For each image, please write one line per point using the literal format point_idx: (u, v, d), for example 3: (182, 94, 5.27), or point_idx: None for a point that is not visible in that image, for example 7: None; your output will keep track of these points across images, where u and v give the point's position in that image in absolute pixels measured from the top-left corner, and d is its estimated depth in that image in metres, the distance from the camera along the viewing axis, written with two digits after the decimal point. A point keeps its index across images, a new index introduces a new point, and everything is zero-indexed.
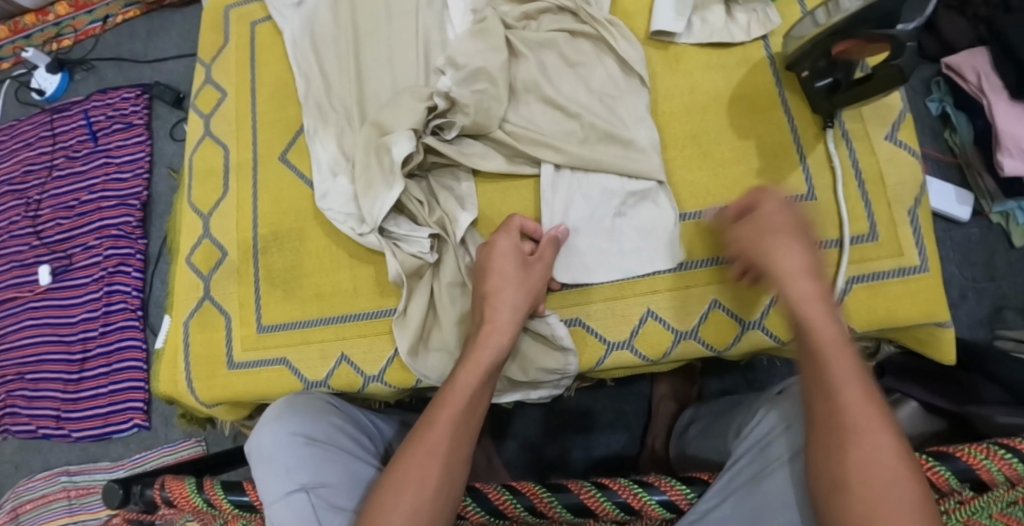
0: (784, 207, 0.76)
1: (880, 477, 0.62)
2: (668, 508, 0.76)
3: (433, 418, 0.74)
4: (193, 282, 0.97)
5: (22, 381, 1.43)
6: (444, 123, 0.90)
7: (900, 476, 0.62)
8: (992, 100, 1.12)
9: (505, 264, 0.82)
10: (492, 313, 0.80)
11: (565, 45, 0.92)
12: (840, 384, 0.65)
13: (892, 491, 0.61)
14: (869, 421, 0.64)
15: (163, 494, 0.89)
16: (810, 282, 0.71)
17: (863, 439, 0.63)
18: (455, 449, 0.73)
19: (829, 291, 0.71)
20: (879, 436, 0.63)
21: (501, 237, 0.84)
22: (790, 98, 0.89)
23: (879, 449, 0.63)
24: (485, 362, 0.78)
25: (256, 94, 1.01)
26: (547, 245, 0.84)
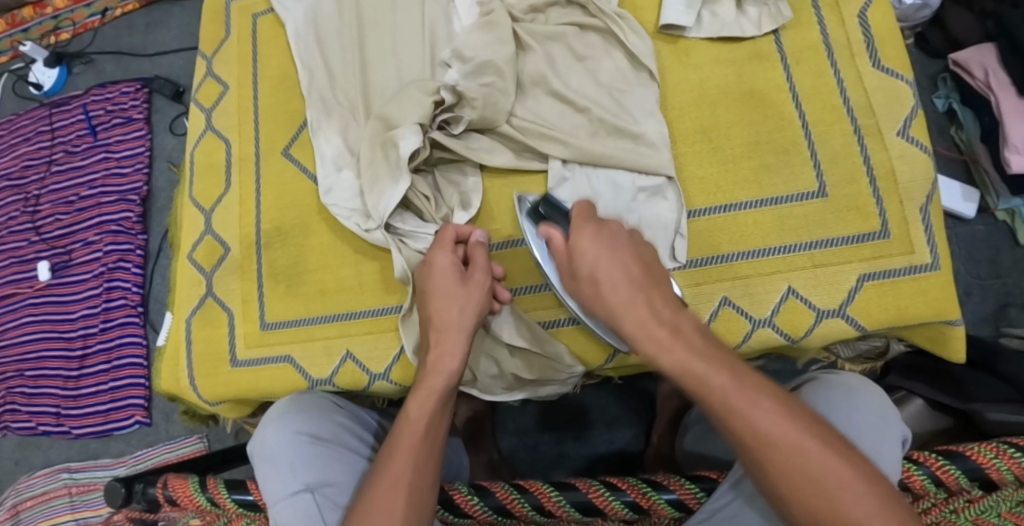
0: (587, 242, 0.70)
1: (817, 481, 0.58)
2: (677, 508, 0.75)
3: (390, 453, 0.71)
4: (195, 279, 0.96)
5: (22, 378, 1.42)
6: (451, 118, 0.89)
7: (828, 461, 0.59)
8: (999, 96, 1.11)
9: (443, 282, 0.78)
10: (439, 336, 0.76)
11: (574, 38, 0.91)
12: (733, 412, 0.61)
13: (829, 478, 0.58)
14: (780, 422, 0.60)
15: (165, 493, 0.88)
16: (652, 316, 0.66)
17: (782, 449, 0.59)
18: (418, 477, 0.69)
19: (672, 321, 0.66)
20: (791, 439, 0.60)
21: (438, 255, 0.80)
22: (800, 90, 0.88)
23: (797, 450, 0.59)
24: (438, 386, 0.74)
25: (258, 86, 1.00)
26: (477, 250, 0.81)
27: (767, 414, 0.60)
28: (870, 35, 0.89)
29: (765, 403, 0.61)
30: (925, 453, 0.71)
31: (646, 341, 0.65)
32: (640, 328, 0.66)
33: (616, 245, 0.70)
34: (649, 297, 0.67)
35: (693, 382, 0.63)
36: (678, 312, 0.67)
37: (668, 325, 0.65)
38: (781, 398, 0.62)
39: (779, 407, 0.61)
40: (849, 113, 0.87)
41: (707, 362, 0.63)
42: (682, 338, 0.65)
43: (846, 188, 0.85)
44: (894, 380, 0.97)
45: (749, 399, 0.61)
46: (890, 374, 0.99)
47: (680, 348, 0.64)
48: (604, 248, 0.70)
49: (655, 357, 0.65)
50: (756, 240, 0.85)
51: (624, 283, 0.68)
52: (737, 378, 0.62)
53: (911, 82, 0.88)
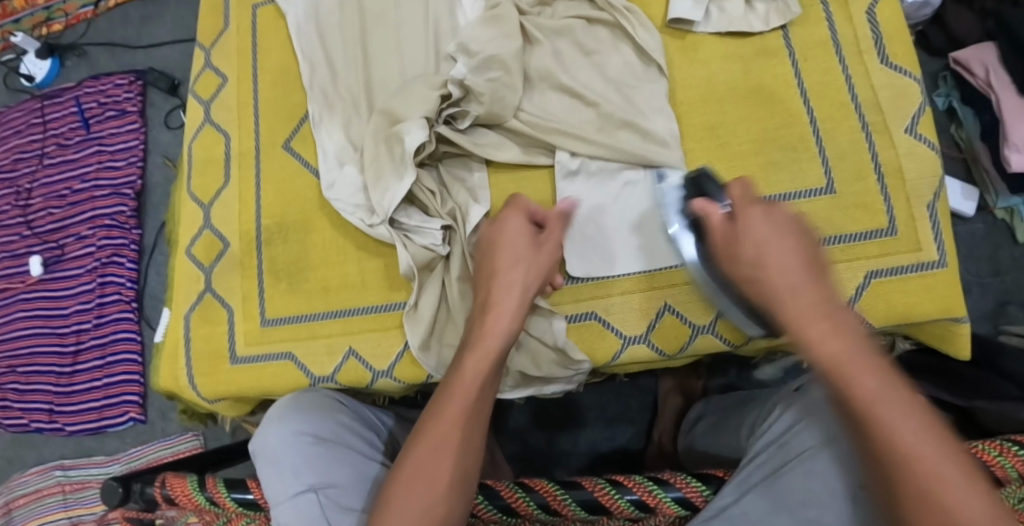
0: (759, 228, 0.66)
1: (948, 508, 0.54)
2: (682, 505, 0.75)
3: (439, 413, 0.69)
4: (193, 274, 0.94)
5: (14, 374, 1.40)
6: (458, 113, 0.88)
7: (968, 493, 0.55)
8: (1000, 95, 1.11)
9: (516, 241, 0.77)
10: (500, 294, 0.75)
11: (581, 32, 0.90)
12: (876, 410, 0.57)
13: (966, 513, 0.54)
14: (921, 437, 0.56)
15: (163, 492, 0.87)
16: (817, 304, 0.62)
17: (917, 464, 0.56)
18: (465, 442, 0.68)
19: (842, 314, 0.62)
20: (932, 456, 0.56)
21: (511, 214, 0.79)
22: (808, 87, 0.88)
23: (932, 469, 0.55)
24: (494, 345, 0.72)
25: (259, 79, 0.98)
26: (556, 221, 0.80)
27: (913, 426, 0.57)
28: (878, 31, 0.89)
29: (913, 415, 0.57)
30: None
31: (795, 325, 0.62)
32: (794, 316, 0.62)
33: (781, 227, 0.66)
34: (811, 285, 0.63)
35: (840, 374, 0.59)
36: (838, 306, 0.63)
37: (832, 317, 0.61)
38: (931, 418, 0.58)
39: (927, 424, 0.57)
40: (856, 109, 0.86)
41: (863, 360, 0.59)
42: (837, 327, 0.61)
43: (853, 185, 0.85)
44: None
45: (900, 403, 0.58)
46: None
47: (838, 345, 0.60)
48: (777, 237, 0.66)
49: (802, 338, 0.61)
50: None
51: (785, 266, 0.64)
52: (891, 383, 0.59)
53: (918, 79, 0.87)
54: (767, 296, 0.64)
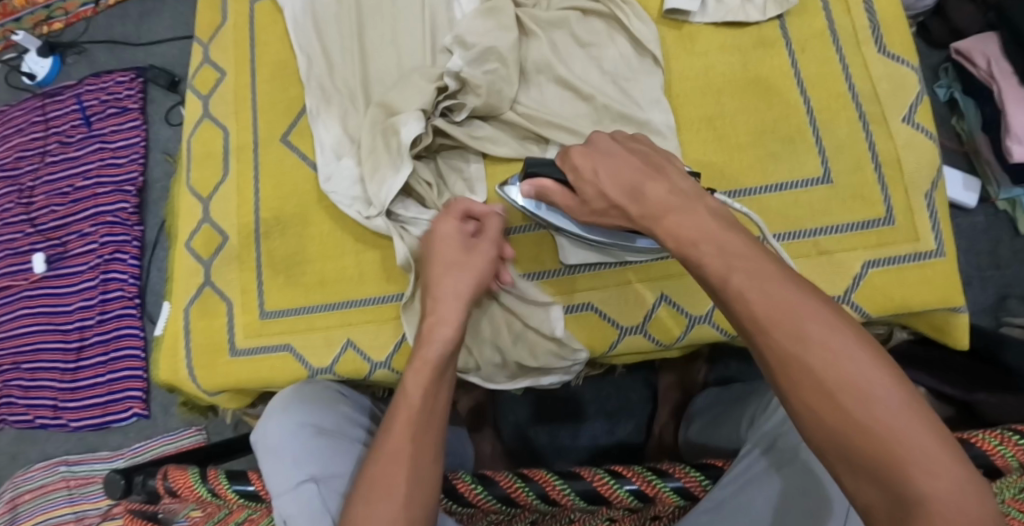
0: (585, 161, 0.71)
1: (808, 350, 0.55)
2: (682, 494, 0.76)
3: (388, 431, 0.68)
4: (192, 268, 0.95)
5: (18, 371, 1.40)
6: (454, 105, 0.88)
7: (845, 353, 0.54)
8: (1002, 86, 1.11)
9: (446, 249, 0.77)
10: (435, 305, 0.74)
11: (577, 24, 0.90)
12: (737, 296, 0.58)
13: (813, 347, 0.55)
14: (787, 311, 0.56)
15: (166, 484, 0.87)
16: (663, 194, 0.66)
17: (784, 341, 0.55)
18: (418, 454, 0.67)
19: (677, 198, 0.65)
20: (784, 299, 0.56)
21: (444, 220, 0.78)
22: (806, 77, 0.87)
23: (800, 341, 0.55)
24: (432, 356, 0.71)
25: (256, 73, 0.99)
26: (492, 221, 0.79)
27: (775, 300, 0.56)
28: (876, 21, 0.89)
29: (776, 287, 0.57)
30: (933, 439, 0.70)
31: (651, 222, 0.66)
32: (647, 214, 0.66)
33: (612, 153, 0.70)
34: (654, 185, 0.67)
35: (695, 266, 0.62)
36: (694, 193, 0.66)
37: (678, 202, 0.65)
38: (796, 281, 0.58)
39: (792, 292, 0.57)
40: (854, 99, 0.86)
41: (720, 243, 0.61)
42: (691, 213, 0.64)
43: (851, 175, 0.84)
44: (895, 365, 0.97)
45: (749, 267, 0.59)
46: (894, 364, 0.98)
47: (689, 225, 0.63)
48: (605, 155, 0.71)
49: (660, 236, 0.65)
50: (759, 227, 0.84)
51: (620, 176, 0.69)
52: (753, 260, 0.59)
53: (916, 69, 0.87)
54: (620, 208, 0.69)
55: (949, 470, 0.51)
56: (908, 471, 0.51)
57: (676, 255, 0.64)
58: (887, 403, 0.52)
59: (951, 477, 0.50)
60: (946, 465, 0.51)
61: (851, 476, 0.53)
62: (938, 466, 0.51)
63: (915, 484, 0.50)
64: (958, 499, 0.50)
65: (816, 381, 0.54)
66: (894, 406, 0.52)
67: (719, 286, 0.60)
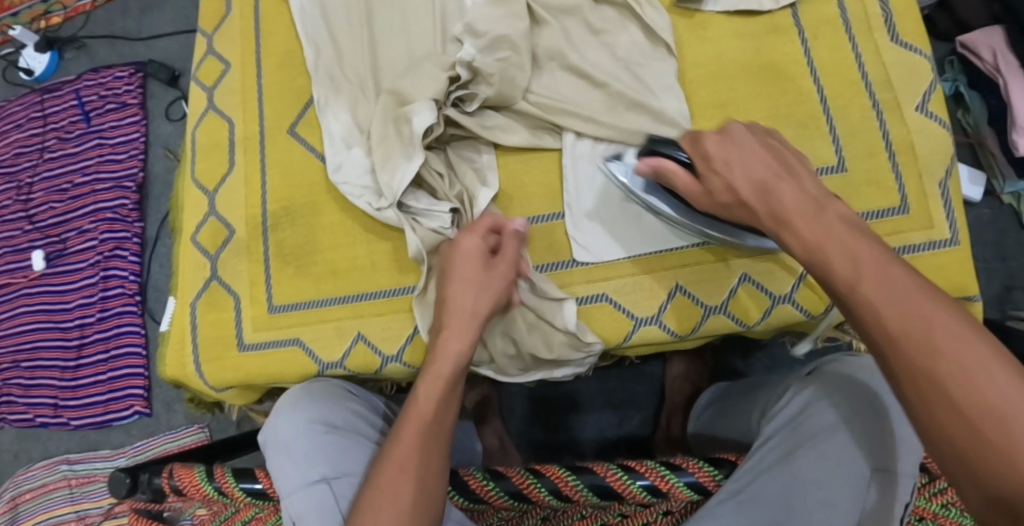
0: (717, 151, 0.71)
1: (927, 353, 0.54)
2: (695, 489, 0.75)
3: (397, 437, 0.70)
4: (198, 261, 0.94)
5: (18, 369, 1.39)
6: (466, 95, 0.86)
7: (975, 358, 0.52)
8: (1008, 78, 1.10)
9: (466, 267, 0.76)
10: (449, 317, 0.75)
11: (590, 12, 0.89)
12: (865, 303, 0.57)
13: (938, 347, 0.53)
14: (919, 323, 0.54)
15: (172, 482, 0.86)
16: (795, 198, 0.66)
17: (908, 346, 0.54)
18: (425, 464, 0.68)
19: (793, 192, 0.66)
20: (912, 297, 0.56)
21: (466, 235, 0.77)
22: (819, 66, 0.87)
23: (927, 347, 0.54)
24: (444, 371, 0.73)
25: (262, 64, 0.97)
26: (511, 238, 0.78)
27: (900, 302, 0.56)
28: (888, 10, 0.88)
29: (906, 292, 0.56)
30: None
31: (779, 227, 0.66)
32: (775, 218, 0.66)
33: (747, 148, 0.71)
34: (786, 187, 0.67)
35: (821, 268, 0.61)
36: (822, 197, 0.66)
37: (805, 211, 0.65)
38: (929, 287, 0.57)
39: (935, 310, 0.55)
40: (867, 87, 0.86)
41: (849, 249, 0.60)
42: (818, 218, 0.64)
43: (865, 163, 0.84)
44: None
45: (884, 267, 0.58)
46: None
47: (825, 236, 0.62)
48: (754, 150, 0.71)
49: (787, 240, 0.65)
50: None
51: (750, 173, 0.69)
52: (886, 265, 0.58)
53: (928, 57, 0.87)
54: (748, 207, 0.69)
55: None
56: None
57: (803, 262, 0.64)
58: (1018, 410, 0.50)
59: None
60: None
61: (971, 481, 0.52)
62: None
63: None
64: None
65: (934, 385, 0.53)
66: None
67: (844, 283, 0.59)
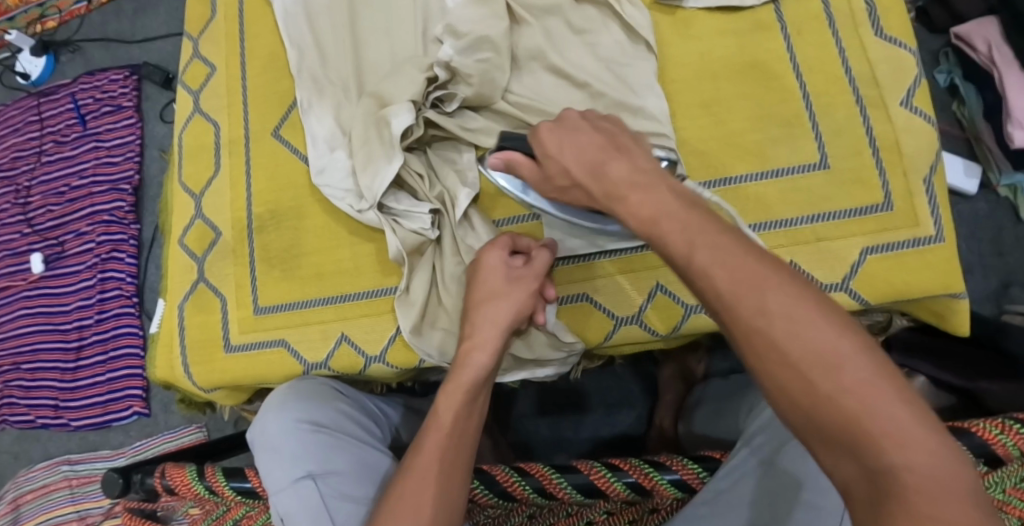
0: (551, 138, 0.68)
1: (766, 319, 0.51)
2: (680, 488, 0.75)
3: (416, 448, 0.68)
4: (186, 265, 0.94)
5: (18, 371, 1.40)
6: (445, 96, 0.87)
7: (808, 324, 0.50)
8: (1004, 70, 1.09)
9: (490, 279, 0.76)
10: (474, 328, 0.74)
11: (571, 11, 0.89)
12: (702, 273, 0.53)
13: (774, 312, 0.50)
14: (754, 289, 0.51)
15: (163, 482, 0.87)
16: (626, 172, 0.62)
17: (745, 314, 0.51)
18: (447, 473, 0.66)
19: (616, 167, 0.63)
20: (745, 263, 0.52)
21: (488, 251, 0.77)
22: (803, 63, 0.86)
23: (764, 314, 0.51)
24: (467, 381, 0.71)
25: (247, 67, 0.98)
26: (539, 254, 0.78)
27: (735, 271, 0.52)
28: (874, 4, 0.87)
29: (735, 260, 0.53)
30: None
31: (615, 203, 0.62)
32: (608, 194, 0.62)
33: (580, 130, 0.67)
34: (617, 162, 0.63)
35: (659, 243, 0.57)
36: (654, 169, 0.62)
37: (633, 177, 0.61)
38: (758, 253, 0.53)
39: (765, 274, 0.52)
40: (851, 84, 0.85)
41: (682, 220, 0.56)
42: (651, 192, 0.60)
43: (849, 160, 0.83)
44: (896, 358, 0.96)
45: (710, 234, 0.55)
46: (893, 351, 0.97)
47: (654, 205, 0.58)
48: (585, 130, 0.67)
49: (621, 214, 0.61)
50: (757, 215, 0.83)
51: (582, 154, 0.65)
52: (712, 234, 0.55)
53: (914, 52, 0.86)
54: (582, 187, 0.65)
55: (923, 435, 0.46)
56: (881, 443, 0.46)
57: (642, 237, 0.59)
58: (854, 371, 0.48)
59: (925, 443, 0.46)
60: (917, 434, 0.46)
61: (826, 453, 0.49)
62: (912, 436, 0.46)
63: (888, 457, 0.46)
64: (934, 466, 0.46)
65: (776, 352, 0.50)
66: (864, 377, 0.48)
67: (679, 257, 0.55)
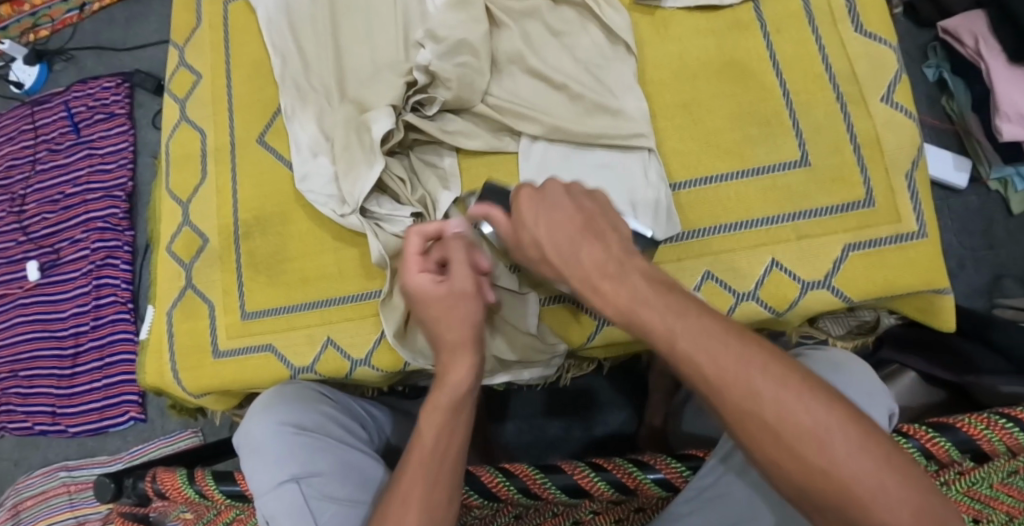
0: (529, 217, 0.68)
1: (755, 404, 0.55)
2: (663, 486, 0.76)
3: (400, 470, 0.66)
4: (174, 271, 0.95)
5: (16, 379, 1.41)
6: (425, 99, 0.87)
7: (796, 403, 0.55)
8: (990, 63, 1.08)
9: (422, 303, 0.71)
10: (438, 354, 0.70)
11: (549, 13, 0.89)
12: (686, 360, 0.58)
13: (761, 396, 0.55)
14: (741, 374, 0.56)
15: (154, 487, 0.88)
16: (598, 259, 0.64)
17: (736, 399, 0.56)
18: (430, 492, 0.64)
19: (589, 252, 0.65)
20: (730, 351, 0.57)
21: (406, 274, 0.72)
22: (782, 62, 0.87)
23: (753, 398, 0.56)
24: (444, 399, 0.68)
25: (232, 74, 0.98)
26: (452, 244, 0.73)
27: (721, 356, 0.57)
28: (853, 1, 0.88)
29: (717, 345, 0.57)
30: (914, 426, 0.70)
31: (590, 293, 0.65)
32: (582, 282, 0.65)
33: (557, 205, 0.67)
34: (589, 247, 0.65)
35: (641, 334, 0.61)
36: (625, 256, 0.64)
37: (599, 255, 0.64)
38: (735, 335, 0.58)
39: (747, 357, 0.56)
40: (831, 81, 0.86)
41: (656, 306, 0.60)
42: (625, 282, 0.63)
43: (829, 158, 0.84)
44: (887, 353, 0.97)
45: (689, 317, 0.59)
46: (885, 347, 0.97)
47: (625, 291, 0.62)
48: (559, 207, 0.67)
49: (597, 305, 0.64)
50: (738, 212, 0.83)
51: (554, 234, 0.66)
52: (695, 320, 0.59)
53: (895, 48, 0.86)
54: (556, 270, 0.67)
55: (907, 497, 0.53)
56: (870, 509, 0.53)
57: (619, 324, 0.63)
58: (839, 442, 0.54)
59: (909, 503, 0.52)
60: (903, 497, 0.53)
61: (821, 517, 0.55)
62: (894, 499, 0.53)
63: (878, 518, 0.53)
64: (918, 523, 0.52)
65: (768, 434, 0.55)
66: (850, 449, 0.54)
67: (664, 343, 0.59)
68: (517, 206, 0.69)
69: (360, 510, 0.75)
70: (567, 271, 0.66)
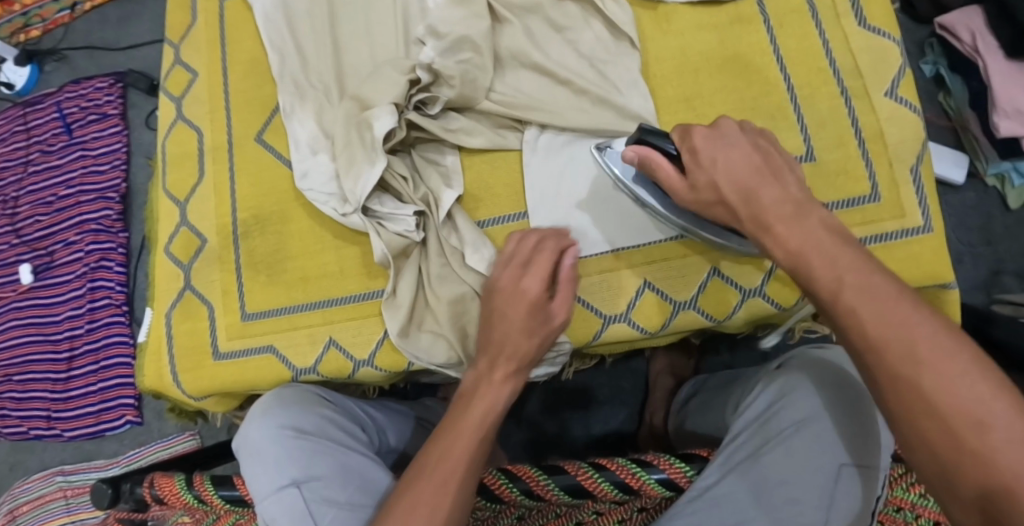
0: (707, 155, 0.66)
1: (914, 366, 0.52)
2: (666, 486, 0.74)
3: (441, 451, 0.66)
4: (172, 272, 0.94)
5: (10, 383, 1.39)
6: (428, 98, 0.86)
7: (964, 375, 0.51)
8: (988, 59, 1.08)
9: (515, 308, 0.72)
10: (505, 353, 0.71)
11: (551, 9, 0.88)
12: (848, 311, 0.55)
13: (923, 361, 0.52)
14: (906, 335, 0.53)
15: (152, 492, 0.87)
16: (777, 200, 0.62)
17: (895, 360, 0.53)
18: (467, 480, 0.65)
19: (768, 191, 0.63)
20: (899, 309, 0.54)
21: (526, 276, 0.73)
22: (786, 56, 0.86)
23: (913, 362, 0.52)
24: (498, 405, 0.70)
25: (229, 72, 0.97)
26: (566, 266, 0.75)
27: (882, 309, 0.54)
28: None
29: (891, 303, 0.54)
30: None
31: (762, 234, 0.62)
32: (756, 222, 0.63)
33: (736, 144, 0.66)
34: (769, 188, 0.63)
35: (801, 277, 0.59)
36: (806, 199, 0.62)
37: (774, 196, 0.63)
38: (909, 296, 0.54)
39: (916, 320, 0.53)
40: (835, 75, 0.85)
41: (825, 251, 0.58)
42: (799, 223, 0.60)
43: (833, 152, 0.83)
44: None
45: (857, 263, 0.56)
46: None
47: (798, 233, 0.60)
48: (743, 148, 0.66)
49: (767, 245, 0.62)
50: None
51: (734, 176, 0.65)
52: (871, 272, 0.56)
53: (898, 41, 0.86)
54: (729, 206, 0.65)
55: None
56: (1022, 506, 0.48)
57: (785, 266, 0.61)
58: (1005, 432, 0.49)
59: None
60: None
61: (957, 505, 0.51)
62: None
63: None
64: None
65: (923, 404, 0.52)
66: (1015, 440, 0.49)
67: (825, 293, 0.57)
68: (693, 142, 0.68)
69: (358, 514, 0.73)
70: (741, 216, 0.64)
